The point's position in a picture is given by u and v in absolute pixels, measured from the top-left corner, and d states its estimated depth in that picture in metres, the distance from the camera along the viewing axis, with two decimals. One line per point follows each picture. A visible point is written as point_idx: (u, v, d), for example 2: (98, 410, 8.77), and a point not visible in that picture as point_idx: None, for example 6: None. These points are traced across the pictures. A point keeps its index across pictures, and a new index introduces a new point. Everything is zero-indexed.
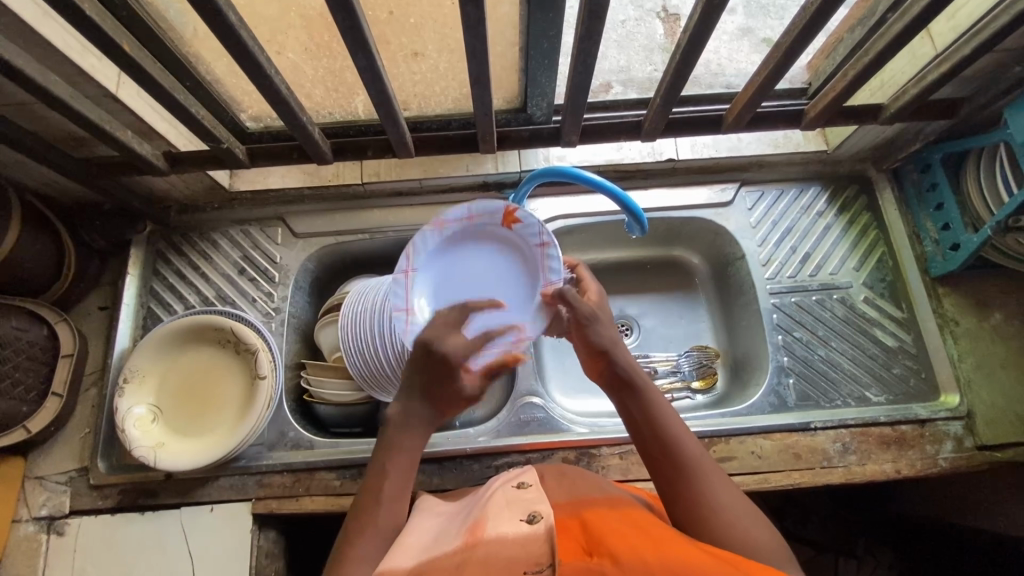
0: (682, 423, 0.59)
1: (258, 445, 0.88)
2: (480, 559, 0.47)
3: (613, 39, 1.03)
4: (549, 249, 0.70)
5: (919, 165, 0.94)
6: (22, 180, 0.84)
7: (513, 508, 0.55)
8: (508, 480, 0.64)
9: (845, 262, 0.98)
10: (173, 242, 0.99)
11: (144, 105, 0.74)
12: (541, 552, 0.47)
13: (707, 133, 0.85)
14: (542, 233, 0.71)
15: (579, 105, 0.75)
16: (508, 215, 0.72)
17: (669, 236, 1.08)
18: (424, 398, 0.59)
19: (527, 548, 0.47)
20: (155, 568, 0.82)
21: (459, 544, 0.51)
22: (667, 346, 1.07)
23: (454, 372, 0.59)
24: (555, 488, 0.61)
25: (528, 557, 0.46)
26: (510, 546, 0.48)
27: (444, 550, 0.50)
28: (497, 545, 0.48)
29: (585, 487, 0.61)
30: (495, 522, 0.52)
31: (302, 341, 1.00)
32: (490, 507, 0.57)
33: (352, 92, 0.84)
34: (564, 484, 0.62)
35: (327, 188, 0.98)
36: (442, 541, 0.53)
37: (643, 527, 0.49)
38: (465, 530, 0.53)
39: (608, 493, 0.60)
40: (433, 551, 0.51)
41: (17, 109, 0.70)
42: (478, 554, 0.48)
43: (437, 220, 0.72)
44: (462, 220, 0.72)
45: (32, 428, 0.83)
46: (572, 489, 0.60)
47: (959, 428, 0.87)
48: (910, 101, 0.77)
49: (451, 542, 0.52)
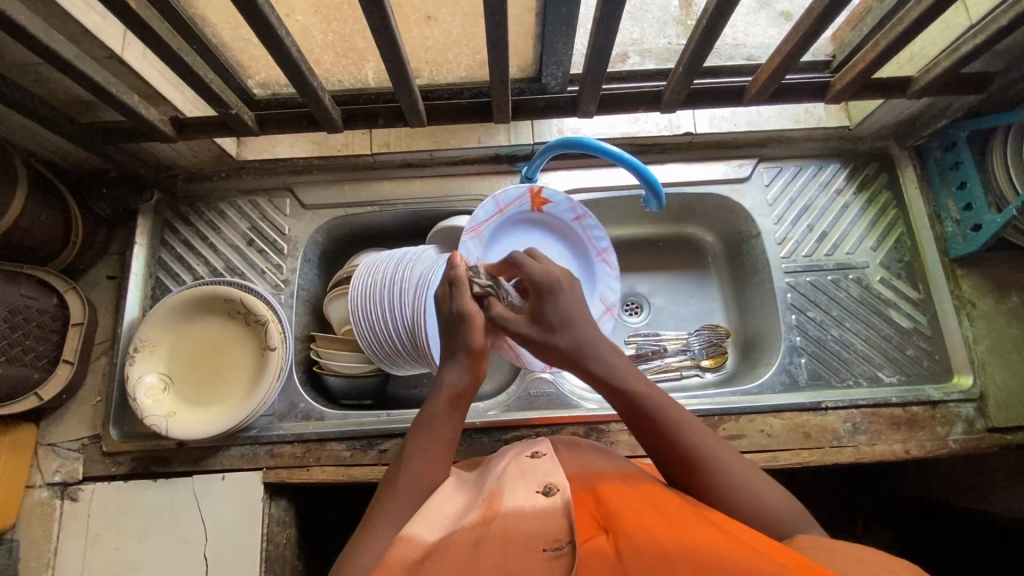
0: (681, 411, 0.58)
1: (268, 416, 0.88)
2: (499, 531, 0.48)
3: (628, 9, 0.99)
4: (583, 220, 0.89)
5: (943, 143, 0.91)
6: (25, 145, 0.82)
7: (529, 477, 0.55)
8: (522, 450, 0.64)
9: (863, 242, 0.96)
10: (180, 211, 0.98)
11: (149, 68, 0.72)
12: (560, 528, 0.47)
13: (728, 105, 0.83)
14: (573, 207, 0.88)
15: (597, 75, 0.73)
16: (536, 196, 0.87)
17: (683, 213, 1.06)
18: (456, 358, 0.66)
19: (545, 523, 0.48)
20: (169, 533, 0.84)
21: (476, 516, 0.50)
22: (677, 324, 1.07)
23: (472, 318, 0.65)
24: (567, 457, 0.61)
25: (547, 531, 0.47)
26: (528, 519, 0.49)
27: (461, 524, 0.50)
28: (518, 520, 0.48)
29: (599, 457, 0.61)
30: (512, 493, 0.52)
31: (311, 315, 1.00)
32: (505, 477, 0.57)
33: (362, 58, 0.81)
34: (581, 455, 0.62)
35: (335, 158, 0.96)
36: (459, 512, 0.53)
37: (663, 502, 0.50)
38: (482, 501, 0.53)
39: (626, 464, 0.59)
40: (453, 519, 0.51)
41: (20, 70, 0.67)
42: (495, 527, 0.48)
43: (474, 228, 0.83)
44: (496, 212, 0.85)
45: (44, 395, 0.83)
46: (584, 460, 0.60)
47: (970, 410, 0.86)
48: (940, 74, 0.74)
49: (467, 515, 0.52)
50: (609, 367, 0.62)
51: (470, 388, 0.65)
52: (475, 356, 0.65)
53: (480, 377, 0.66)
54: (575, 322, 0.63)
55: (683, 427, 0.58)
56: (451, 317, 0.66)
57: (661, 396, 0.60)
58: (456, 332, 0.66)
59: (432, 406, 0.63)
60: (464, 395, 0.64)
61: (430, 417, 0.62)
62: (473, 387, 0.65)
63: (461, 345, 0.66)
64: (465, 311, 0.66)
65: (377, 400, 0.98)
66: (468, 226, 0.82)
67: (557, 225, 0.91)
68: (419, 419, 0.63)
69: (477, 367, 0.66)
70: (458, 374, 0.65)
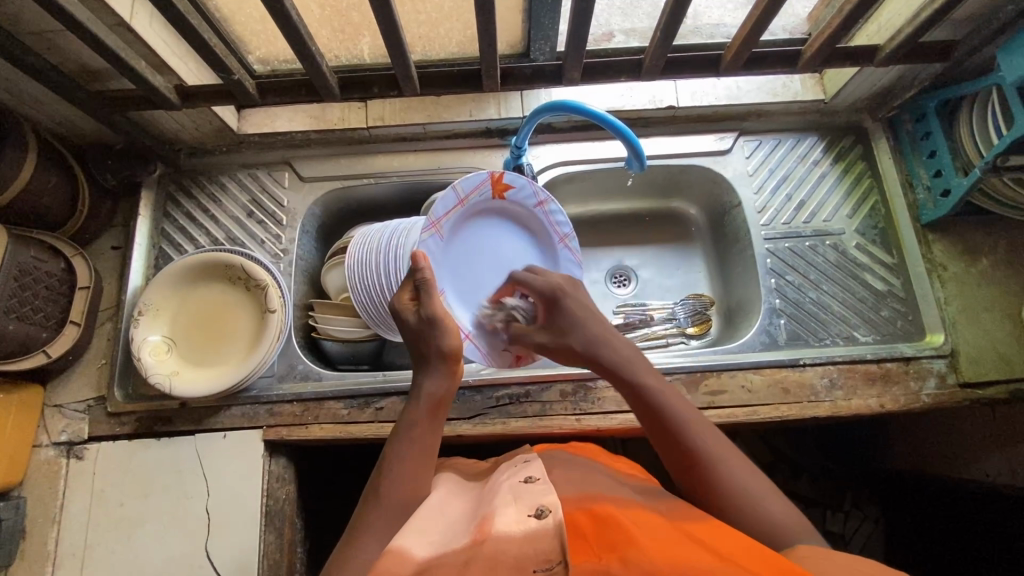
0: (698, 419, 0.64)
1: (269, 377, 0.92)
2: (489, 554, 0.47)
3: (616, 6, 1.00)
4: (547, 205, 0.88)
5: (913, 114, 0.96)
6: (34, 115, 0.85)
7: (521, 500, 0.54)
8: (514, 477, 0.61)
9: (839, 210, 1.00)
10: (182, 185, 1.01)
11: (157, 37, 0.76)
12: (551, 547, 0.47)
13: (706, 74, 0.87)
14: (536, 192, 0.87)
15: (579, 43, 0.77)
16: (497, 185, 0.85)
17: (669, 186, 1.10)
18: (434, 364, 0.69)
19: (535, 544, 0.47)
20: (172, 490, 0.86)
21: (467, 541, 0.50)
22: (664, 295, 1.11)
23: (441, 322, 0.70)
24: (562, 481, 0.62)
25: (537, 553, 0.47)
26: (519, 542, 0.48)
27: (456, 547, 0.50)
28: (509, 542, 0.48)
29: (595, 485, 0.60)
30: (504, 517, 0.51)
31: (309, 285, 1.03)
32: (498, 502, 0.55)
33: (358, 33, 0.86)
34: (573, 482, 0.61)
35: (332, 132, 1.00)
36: (456, 535, 0.53)
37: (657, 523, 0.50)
38: (478, 525, 0.53)
39: (622, 491, 0.60)
40: (444, 543, 0.51)
41: (34, 36, 0.72)
42: (485, 549, 0.48)
43: (433, 224, 0.81)
44: (456, 204, 0.82)
45: (53, 353, 0.86)
46: (581, 484, 0.61)
47: (943, 366, 0.90)
48: (903, 41, 0.78)
49: (459, 540, 0.51)
50: (629, 361, 0.69)
51: (449, 390, 0.69)
52: (448, 359, 0.70)
53: (457, 380, 0.71)
54: (582, 326, 0.72)
55: (694, 427, 0.63)
56: (420, 323, 0.70)
57: (677, 396, 0.66)
58: (426, 333, 0.70)
59: (411, 412, 0.67)
60: (443, 399, 0.68)
61: (410, 420, 0.66)
62: (448, 389, 0.69)
63: (433, 349, 0.69)
64: (435, 314, 0.70)
65: (374, 365, 1.01)
66: (427, 222, 0.81)
67: (519, 212, 0.89)
68: (400, 426, 0.66)
69: (454, 371, 0.71)
70: (435, 379, 0.69)
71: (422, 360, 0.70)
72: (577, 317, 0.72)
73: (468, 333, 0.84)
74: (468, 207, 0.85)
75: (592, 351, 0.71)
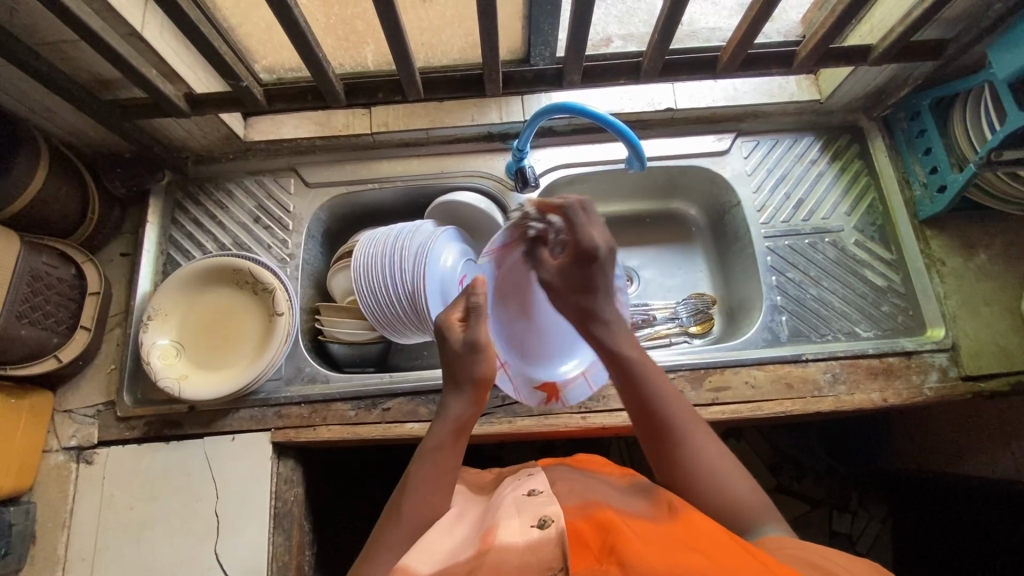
0: (672, 392, 0.67)
1: (276, 380, 0.93)
2: (492, 563, 0.48)
3: (614, 14, 1.02)
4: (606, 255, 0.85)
5: (908, 112, 0.97)
6: (47, 125, 0.87)
7: (525, 507, 0.54)
8: (519, 485, 0.61)
9: (837, 208, 1.01)
10: (190, 192, 1.03)
11: (167, 46, 0.78)
12: (553, 555, 0.48)
13: (703, 76, 0.89)
14: None
15: (579, 47, 0.79)
16: (565, 228, 0.83)
17: (669, 187, 1.12)
18: (462, 389, 0.69)
19: (538, 553, 0.48)
20: (181, 493, 0.87)
21: (472, 550, 0.51)
22: (666, 295, 1.12)
23: (482, 349, 0.69)
24: (564, 491, 0.61)
25: (539, 562, 0.47)
26: (521, 551, 0.48)
27: (459, 559, 0.51)
28: (510, 552, 0.48)
29: (596, 489, 0.62)
30: (507, 524, 0.52)
31: (315, 289, 1.04)
32: (503, 507, 0.56)
33: (362, 41, 0.88)
34: (575, 487, 0.62)
35: (337, 139, 1.02)
36: (460, 545, 0.54)
37: (653, 529, 0.51)
38: (480, 535, 0.53)
39: (624, 501, 0.59)
40: (450, 553, 0.53)
41: (48, 47, 0.74)
42: (489, 558, 0.49)
43: (491, 251, 0.82)
44: (523, 237, 0.82)
45: (64, 357, 0.87)
46: (583, 492, 0.60)
47: (944, 360, 0.91)
48: (895, 39, 0.80)
49: (464, 549, 0.52)
50: (612, 337, 0.72)
51: (473, 416, 0.69)
52: (478, 385, 0.69)
53: (482, 405, 0.70)
54: (601, 293, 0.74)
55: (667, 400, 0.66)
56: (462, 349, 0.69)
57: (653, 368, 0.69)
58: (465, 362, 0.69)
59: (435, 438, 0.67)
60: (466, 424, 0.68)
61: (434, 449, 0.66)
62: (472, 416, 0.69)
63: (464, 375, 0.69)
64: (472, 343, 0.69)
65: (380, 367, 1.03)
66: (488, 247, 0.81)
67: None
68: (426, 450, 0.66)
69: (480, 397, 0.70)
70: (464, 403, 0.69)
71: (453, 384, 0.70)
72: (604, 284, 0.74)
73: (504, 365, 0.84)
74: (534, 243, 0.84)
75: (587, 318, 0.73)
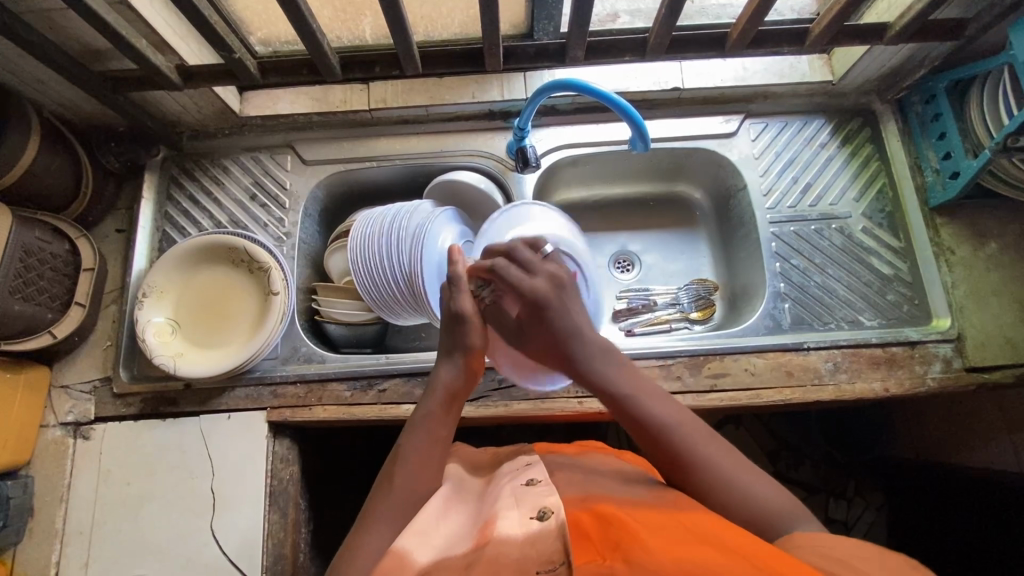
0: (677, 417, 0.61)
1: (273, 359, 0.92)
2: (489, 559, 0.46)
3: None
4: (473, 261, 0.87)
5: (923, 96, 0.94)
6: (38, 98, 0.86)
7: (524, 500, 0.52)
8: (519, 476, 0.59)
9: (845, 193, 0.99)
10: (186, 168, 1.01)
11: (156, 15, 0.76)
12: (553, 548, 0.45)
13: (712, 54, 0.85)
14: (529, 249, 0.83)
15: (582, 22, 0.76)
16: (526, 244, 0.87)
17: (673, 170, 1.09)
18: (453, 356, 0.69)
19: (539, 546, 0.46)
20: (177, 470, 0.87)
21: (470, 546, 0.49)
22: (668, 280, 1.10)
23: (468, 319, 0.68)
24: (566, 484, 0.60)
25: (539, 555, 0.45)
26: (522, 547, 0.46)
27: (457, 552, 0.49)
28: (510, 545, 0.47)
29: (599, 482, 0.60)
30: (508, 520, 0.50)
31: (312, 268, 1.03)
32: (502, 500, 0.54)
33: (359, 12, 0.85)
34: (580, 479, 0.61)
35: (335, 114, 1.00)
36: (458, 539, 0.52)
37: (657, 521, 0.50)
38: (479, 527, 0.52)
39: (624, 491, 0.58)
40: (448, 547, 0.51)
41: (34, 15, 0.72)
42: (488, 554, 0.47)
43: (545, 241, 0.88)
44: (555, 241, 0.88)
45: (58, 334, 0.87)
46: (584, 485, 0.59)
47: (949, 351, 0.89)
48: (913, 17, 0.77)
49: (461, 545, 0.51)
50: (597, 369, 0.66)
51: (465, 387, 0.68)
52: (469, 355, 0.68)
53: (473, 376, 0.69)
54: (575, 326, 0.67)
55: (674, 428, 0.60)
56: (452, 316, 0.69)
57: (654, 396, 0.63)
58: (453, 329, 0.69)
59: (426, 405, 0.66)
60: (458, 395, 0.67)
61: (424, 415, 0.65)
62: (461, 384, 0.68)
63: (458, 344, 0.69)
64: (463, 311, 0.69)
65: (377, 348, 1.01)
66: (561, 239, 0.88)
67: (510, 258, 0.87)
68: (415, 420, 0.65)
69: (471, 367, 0.69)
70: (451, 369, 0.68)
71: (445, 351, 0.70)
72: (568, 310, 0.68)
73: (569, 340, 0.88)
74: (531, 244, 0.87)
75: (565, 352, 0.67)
